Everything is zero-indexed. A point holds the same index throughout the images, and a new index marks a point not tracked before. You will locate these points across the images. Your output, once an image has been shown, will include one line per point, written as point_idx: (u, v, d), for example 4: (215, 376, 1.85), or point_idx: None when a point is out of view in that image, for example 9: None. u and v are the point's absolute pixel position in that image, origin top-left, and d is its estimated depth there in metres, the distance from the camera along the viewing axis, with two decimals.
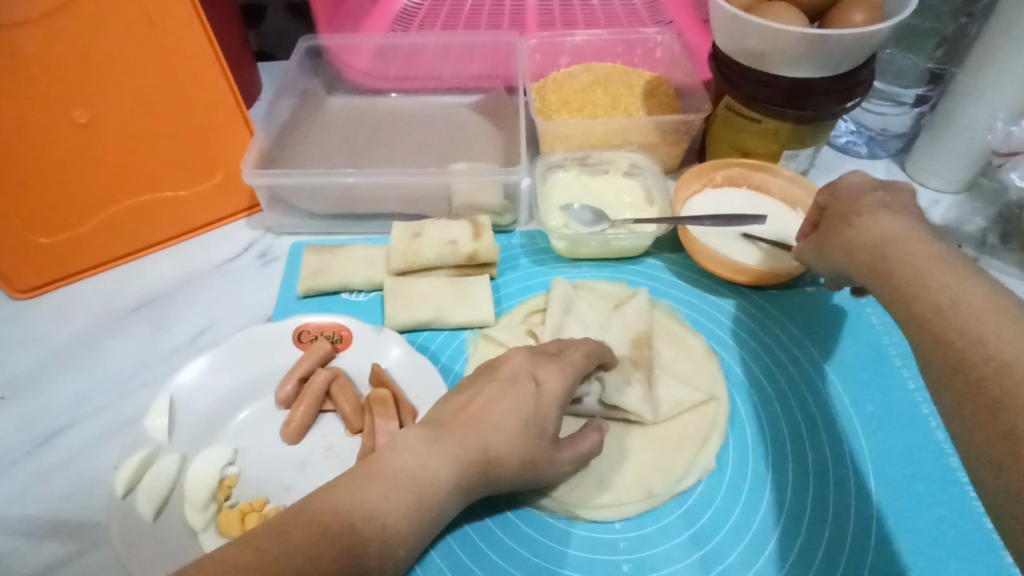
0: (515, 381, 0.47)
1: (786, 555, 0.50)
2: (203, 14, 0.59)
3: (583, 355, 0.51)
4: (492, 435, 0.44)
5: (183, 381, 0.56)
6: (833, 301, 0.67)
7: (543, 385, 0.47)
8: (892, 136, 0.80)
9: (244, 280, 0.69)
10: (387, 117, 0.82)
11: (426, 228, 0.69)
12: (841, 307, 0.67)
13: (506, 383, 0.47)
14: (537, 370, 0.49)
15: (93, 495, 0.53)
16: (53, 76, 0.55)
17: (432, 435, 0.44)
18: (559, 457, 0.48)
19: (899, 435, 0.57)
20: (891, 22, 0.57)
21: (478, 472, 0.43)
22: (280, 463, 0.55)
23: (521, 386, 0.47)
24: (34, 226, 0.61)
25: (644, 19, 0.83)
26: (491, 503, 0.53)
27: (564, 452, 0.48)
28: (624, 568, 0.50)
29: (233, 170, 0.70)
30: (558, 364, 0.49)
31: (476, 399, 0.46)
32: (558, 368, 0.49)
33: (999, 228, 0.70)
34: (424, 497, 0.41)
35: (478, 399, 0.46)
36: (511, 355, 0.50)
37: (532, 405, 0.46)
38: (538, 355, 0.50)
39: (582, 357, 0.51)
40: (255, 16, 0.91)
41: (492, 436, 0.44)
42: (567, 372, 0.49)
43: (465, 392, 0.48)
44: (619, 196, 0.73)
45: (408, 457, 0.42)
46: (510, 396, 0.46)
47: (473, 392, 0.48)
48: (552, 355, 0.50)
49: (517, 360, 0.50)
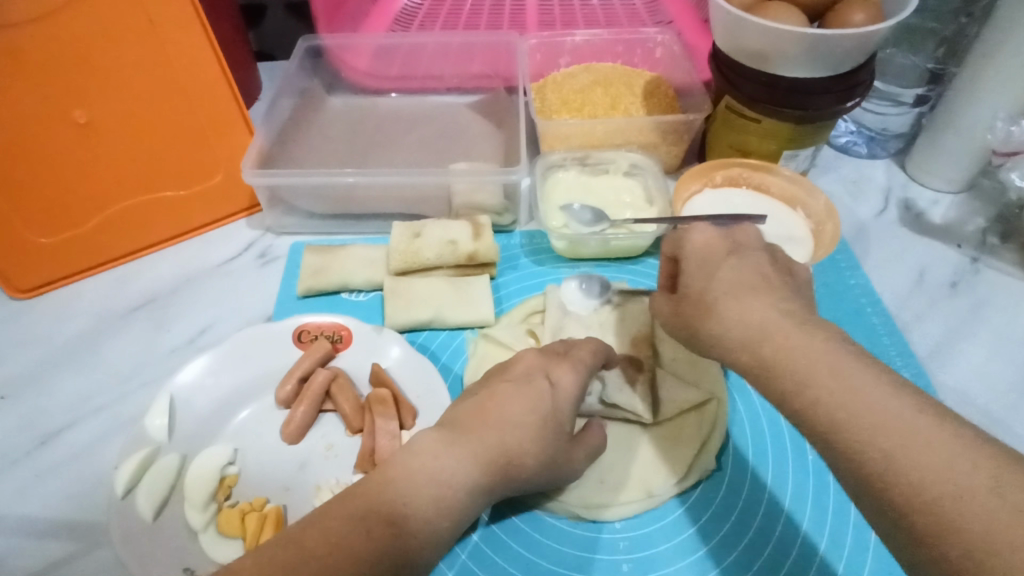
0: (530, 378, 0.47)
1: (784, 556, 0.50)
2: (203, 14, 0.59)
3: (590, 353, 0.51)
4: (509, 433, 0.43)
5: (182, 381, 0.56)
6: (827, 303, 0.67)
7: (557, 383, 0.47)
8: (892, 136, 0.81)
9: (244, 279, 0.69)
10: (387, 117, 0.82)
11: (426, 228, 0.69)
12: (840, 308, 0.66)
13: (521, 380, 0.47)
14: (549, 368, 0.48)
15: (95, 495, 0.53)
16: (53, 76, 0.55)
17: (449, 436, 0.42)
18: (571, 455, 0.47)
19: None
20: (892, 22, 0.57)
21: (501, 474, 0.42)
22: (280, 461, 0.55)
23: (535, 385, 0.46)
24: (34, 226, 0.61)
25: (644, 19, 0.83)
26: (497, 508, 0.53)
27: (574, 448, 0.48)
28: (625, 567, 0.50)
29: (234, 171, 0.70)
30: (569, 362, 0.49)
31: (492, 398, 0.45)
32: (570, 366, 0.49)
33: (999, 229, 0.72)
34: (443, 499, 0.39)
35: (495, 398, 0.45)
36: (519, 356, 0.50)
37: (548, 403, 0.46)
38: (547, 353, 0.50)
39: (590, 355, 0.51)
40: (254, 16, 0.91)
41: (510, 435, 0.43)
42: (578, 369, 0.49)
43: (478, 392, 0.47)
44: (619, 196, 0.73)
45: (425, 458, 0.40)
46: (524, 395, 0.45)
47: (487, 391, 0.46)
48: (559, 354, 0.50)
49: (528, 359, 0.49)
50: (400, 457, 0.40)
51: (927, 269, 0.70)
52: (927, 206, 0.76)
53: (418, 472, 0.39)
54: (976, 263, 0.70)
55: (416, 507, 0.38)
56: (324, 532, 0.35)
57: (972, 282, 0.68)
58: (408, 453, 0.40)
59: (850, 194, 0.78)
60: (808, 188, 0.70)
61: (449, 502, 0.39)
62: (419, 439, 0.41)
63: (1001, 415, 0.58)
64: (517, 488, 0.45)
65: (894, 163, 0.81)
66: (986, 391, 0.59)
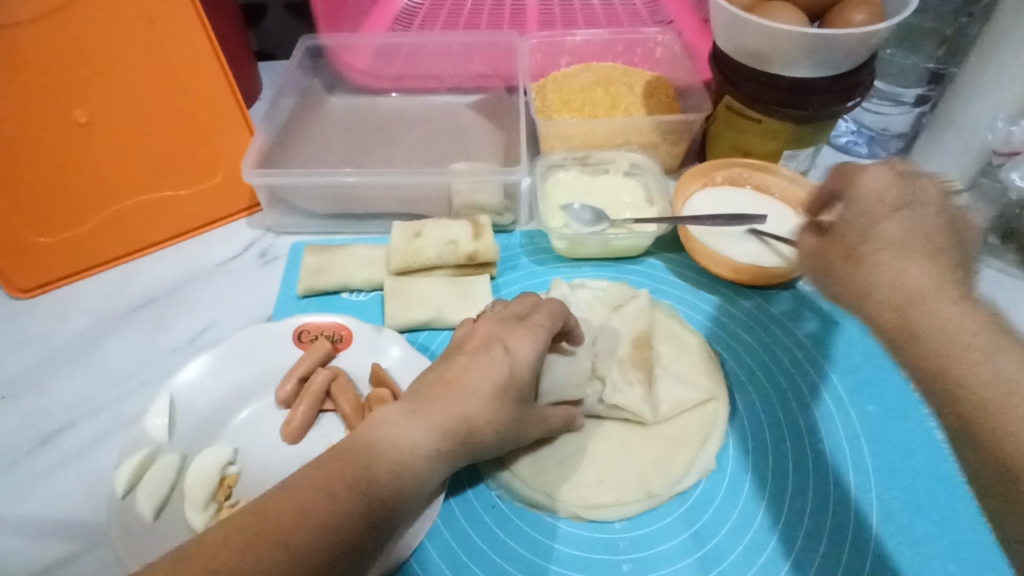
0: (486, 347, 0.47)
1: (785, 555, 0.50)
2: (203, 13, 0.59)
3: (548, 315, 0.50)
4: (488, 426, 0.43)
5: (183, 381, 0.56)
6: None
7: (513, 350, 0.47)
8: (893, 135, 0.79)
9: (245, 279, 0.69)
10: (387, 117, 0.82)
11: (426, 228, 0.69)
12: None
13: (476, 352, 0.47)
14: (505, 336, 0.48)
15: (97, 494, 0.53)
16: (55, 76, 0.55)
17: (412, 407, 0.43)
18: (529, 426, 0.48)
19: (900, 433, 0.57)
20: (892, 22, 0.57)
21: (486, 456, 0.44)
22: (279, 461, 0.55)
23: (492, 356, 0.46)
24: (33, 225, 0.61)
25: (644, 19, 0.83)
26: (473, 471, 0.55)
27: (531, 418, 0.49)
28: (625, 567, 0.50)
29: (234, 170, 0.70)
30: (526, 327, 0.48)
31: (450, 369, 0.46)
32: (527, 332, 0.48)
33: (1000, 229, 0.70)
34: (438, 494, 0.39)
35: (453, 368, 0.46)
36: (477, 326, 0.50)
37: (503, 372, 0.45)
38: (506, 321, 0.50)
39: (547, 317, 0.50)
40: (254, 17, 0.91)
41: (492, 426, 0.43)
42: (537, 336, 0.48)
43: (437, 368, 0.47)
44: (619, 196, 0.73)
45: (388, 428, 0.41)
46: (481, 364, 0.45)
47: (444, 367, 0.46)
48: (517, 321, 0.50)
49: (484, 329, 0.49)
50: (393, 429, 0.41)
51: None
52: None
53: (410, 448, 0.41)
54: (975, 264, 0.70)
55: (395, 479, 0.39)
56: (306, 507, 0.36)
57: None
58: (389, 419, 0.41)
59: None
60: (807, 188, 0.70)
61: (425, 478, 0.41)
62: (382, 412, 0.42)
63: None
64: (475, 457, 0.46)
65: (897, 163, 0.79)
66: None
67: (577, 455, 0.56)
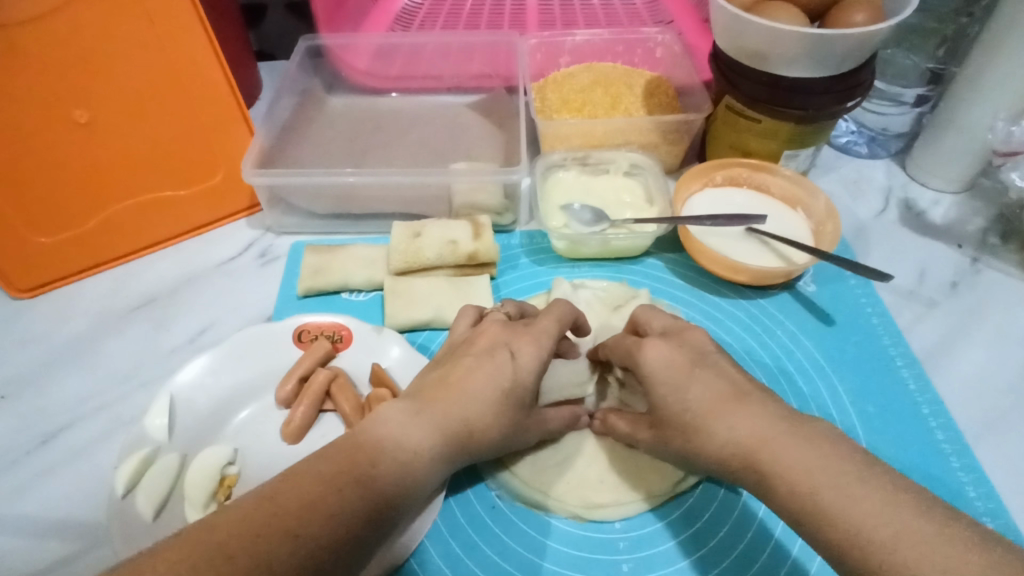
0: (493, 352, 0.46)
1: (784, 557, 0.50)
2: (203, 13, 0.59)
3: (555, 321, 0.50)
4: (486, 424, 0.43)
5: (182, 381, 0.56)
6: (847, 309, 0.66)
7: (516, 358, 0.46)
8: (892, 136, 0.81)
9: (244, 279, 0.69)
10: (387, 117, 0.82)
11: (426, 228, 0.69)
12: (855, 312, 0.66)
13: (482, 355, 0.46)
14: (508, 342, 0.47)
15: (96, 494, 0.53)
16: (55, 75, 0.55)
17: (415, 407, 0.43)
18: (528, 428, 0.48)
19: (901, 433, 0.57)
20: (892, 22, 0.57)
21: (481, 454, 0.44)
22: (279, 462, 0.55)
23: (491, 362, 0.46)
24: (34, 225, 0.61)
25: (644, 19, 0.84)
26: (473, 471, 0.55)
27: (531, 421, 0.50)
28: (624, 567, 0.50)
29: (234, 171, 0.70)
30: (531, 335, 0.48)
31: (453, 371, 0.45)
32: (533, 340, 0.47)
33: (999, 229, 0.71)
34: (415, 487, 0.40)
35: (452, 373, 0.45)
36: (481, 330, 0.49)
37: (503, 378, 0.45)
38: (512, 326, 0.49)
39: (554, 323, 0.50)
40: (255, 16, 0.91)
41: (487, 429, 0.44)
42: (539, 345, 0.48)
43: (441, 367, 0.47)
44: (619, 196, 0.73)
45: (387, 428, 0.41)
46: (481, 370, 0.45)
47: (448, 367, 0.46)
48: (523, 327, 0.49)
49: (493, 332, 0.48)
50: (393, 428, 0.41)
51: (927, 269, 0.70)
52: (927, 207, 0.75)
53: (412, 449, 0.41)
54: (977, 264, 0.70)
55: (394, 478, 0.39)
56: (302, 498, 0.35)
57: (972, 282, 0.68)
58: (392, 415, 0.42)
59: (850, 194, 0.78)
60: (807, 189, 0.70)
61: (417, 476, 0.40)
62: (381, 412, 0.42)
63: (1000, 415, 0.58)
64: (477, 458, 0.47)
65: (894, 163, 0.81)
66: (985, 389, 0.60)
67: (577, 455, 0.56)
